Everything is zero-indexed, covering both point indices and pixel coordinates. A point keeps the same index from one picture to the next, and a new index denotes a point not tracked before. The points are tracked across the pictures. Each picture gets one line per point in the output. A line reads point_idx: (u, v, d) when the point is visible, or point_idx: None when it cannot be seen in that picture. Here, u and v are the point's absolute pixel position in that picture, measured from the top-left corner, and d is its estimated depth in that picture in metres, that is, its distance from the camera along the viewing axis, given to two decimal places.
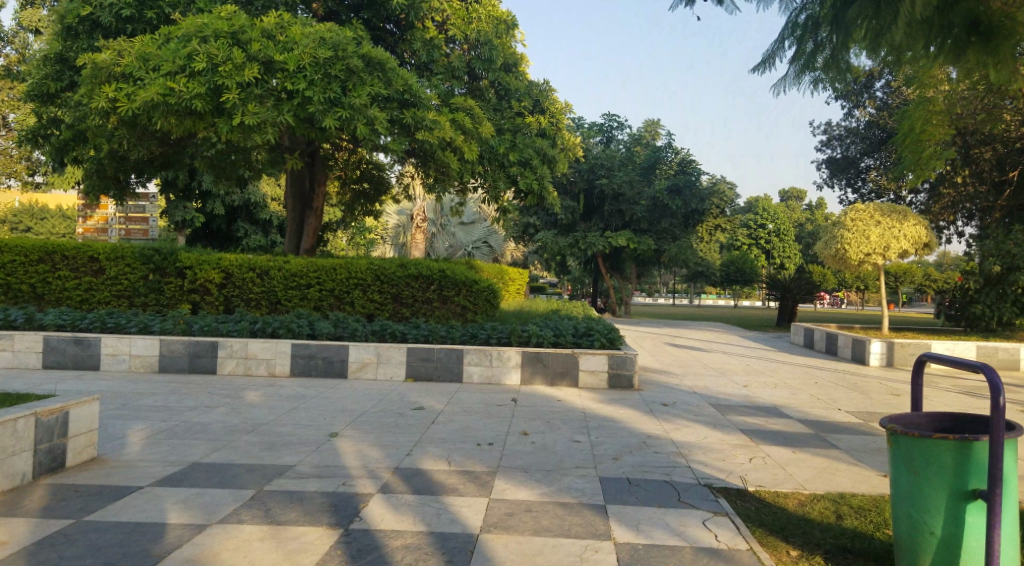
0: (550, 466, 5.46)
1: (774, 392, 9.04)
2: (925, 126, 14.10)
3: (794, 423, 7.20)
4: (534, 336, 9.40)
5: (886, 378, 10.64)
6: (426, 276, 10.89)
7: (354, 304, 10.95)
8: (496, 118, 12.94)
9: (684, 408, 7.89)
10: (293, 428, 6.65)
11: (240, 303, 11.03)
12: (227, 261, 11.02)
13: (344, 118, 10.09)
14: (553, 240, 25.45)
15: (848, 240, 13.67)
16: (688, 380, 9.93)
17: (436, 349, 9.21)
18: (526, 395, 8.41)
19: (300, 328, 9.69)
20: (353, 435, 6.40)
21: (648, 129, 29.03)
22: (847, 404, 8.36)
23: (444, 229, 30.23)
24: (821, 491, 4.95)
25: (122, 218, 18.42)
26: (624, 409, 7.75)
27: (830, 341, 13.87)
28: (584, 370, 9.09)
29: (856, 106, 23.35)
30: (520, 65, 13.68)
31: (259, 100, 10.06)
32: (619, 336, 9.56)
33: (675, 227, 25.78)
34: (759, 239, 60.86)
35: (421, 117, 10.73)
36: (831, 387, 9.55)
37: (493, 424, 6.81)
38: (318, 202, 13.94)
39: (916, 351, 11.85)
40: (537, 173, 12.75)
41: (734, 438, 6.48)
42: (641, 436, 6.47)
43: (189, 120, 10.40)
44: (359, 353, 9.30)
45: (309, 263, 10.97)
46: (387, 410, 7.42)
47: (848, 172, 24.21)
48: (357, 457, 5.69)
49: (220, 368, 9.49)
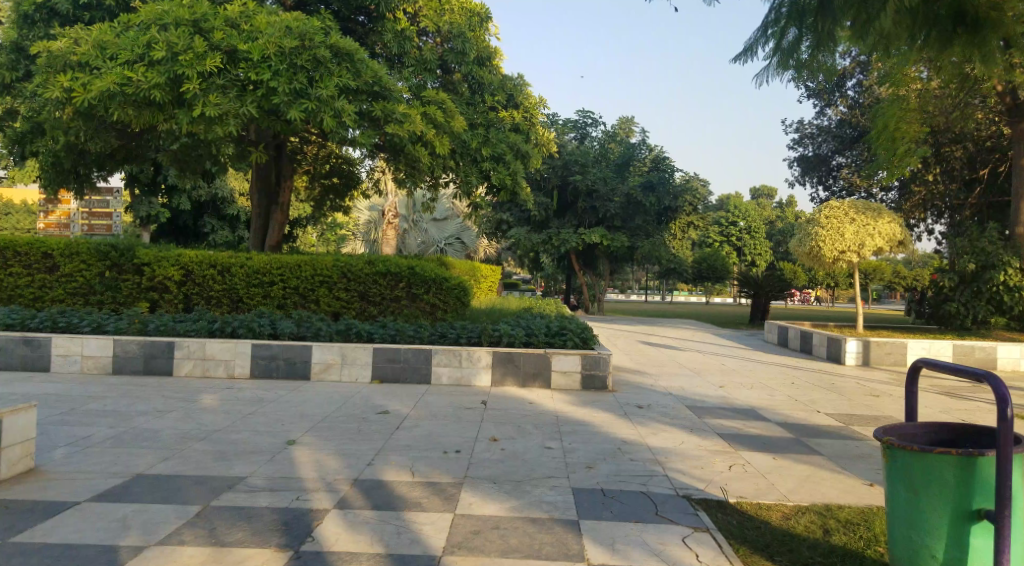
0: (520, 476, 5.16)
1: (751, 393, 8.85)
2: (899, 123, 14.12)
3: (771, 427, 7.00)
4: (506, 335, 9.11)
5: (861, 378, 10.52)
6: (394, 274, 10.53)
7: (318, 303, 10.56)
8: (469, 112, 12.55)
9: (659, 410, 7.65)
10: (247, 434, 6.26)
11: (200, 302, 10.56)
12: (187, 258, 10.53)
13: (310, 110, 9.67)
14: (526, 237, 25.24)
15: (823, 237, 13.59)
16: (663, 380, 9.70)
17: (403, 350, 8.86)
18: (497, 398, 8.11)
19: (262, 327, 9.25)
20: (311, 441, 6.03)
21: (621, 124, 28.72)
22: (825, 405, 8.19)
23: (416, 225, 29.85)
24: (804, 503, 4.73)
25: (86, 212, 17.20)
26: (598, 412, 7.48)
27: (804, 340, 13.77)
28: (557, 372, 8.81)
29: (828, 104, 23.49)
30: (493, 58, 13.33)
31: (221, 91, 9.61)
32: (593, 336, 9.28)
33: (649, 224, 25.67)
34: (731, 237, 61.28)
35: (391, 110, 10.36)
36: (807, 388, 9.39)
37: (461, 430, 6.49)
38: (284, 197, 13.52)
39: (892, 350, 11.76)
40: (510, 169, 12.50)
41: (712, 444, 6.24)
42: (615, 442, 6.19)
43: (154, 114, 9.85)
44: (324, 354, 8.91)
45: (272, 259, 10.55)
46: (349, 415, 7.05)
47: (820, 170, 24.31)
48: (315, 466, 5.33)
49: (177, 370, 8.98)
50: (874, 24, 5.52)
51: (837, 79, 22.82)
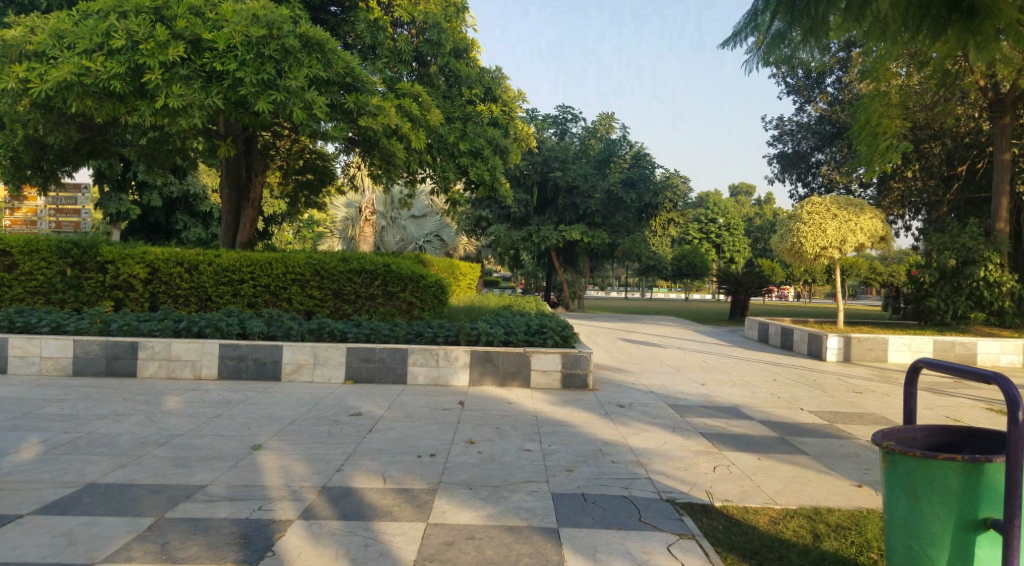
0: (497, 481, 4.92)
1: (734, 391, 8.69)
2: (882, 117, 14.04)
3: (756, 426, 6.82)
4: (483, 334, 8.86)
5: (843, 374, 10.40)
6: (369, 271, 10.25)
7: (291, 301, 10.23)
8: (446, 105, 12.28)
9: (641, 410, 7.45)
10: (211, 438, 5.95)
11: (167, 300, 10.21)
12: (153, 255, 10.14)
13: (278, 101, 9.35)
14: (504, 234, 24.96)
15: (804, 234, 13.52)
16: (644, 378, 9.51)
17: (377, 350, 8.58)
18: (475, 398, 7.85)
19: (230, 326, 8.90)
20: (279, 445, 5.74)
21: (603, 120, 28.41)
22: (809, 403, 8.05)
23: (393, 223, 29.54)
24: (793, 506, 4.56)
25: (52, 209, 16.86)
26: (578, 412, 7.26)
27: (786, 337, 13.66)
28: (536, 370, 8.58)
29: (808, 101, 23.54)
30: (470, 51, 13.04)
31: (185, 81, 9.26)
32: (572, 334, 9.05)
33: (629, 221, 25.55)
34: (709, 234, 61.53)
35: (364, 102, 10.04)
36: (791, 385, 9.24)
37: (437, 432, 6.24)
38: (255, 192, 13.16)
39: (873, 346, 11.71)
40: (489, 164, 12.22)
41: (695, 444, 6.04)
42: (596, 443, 5.97)
43: (117, 106, 9.61)
44: (295, 354, 8.61)
45: (242, 256, 10.21)
46: (320, 417, 6.76)
47: (800, 166, 24.34)
48: (281, 472, 5.04)
49: (140, 371, 8.63)
50: (870, 7, 5.44)
51: (816, 75, 23.10)
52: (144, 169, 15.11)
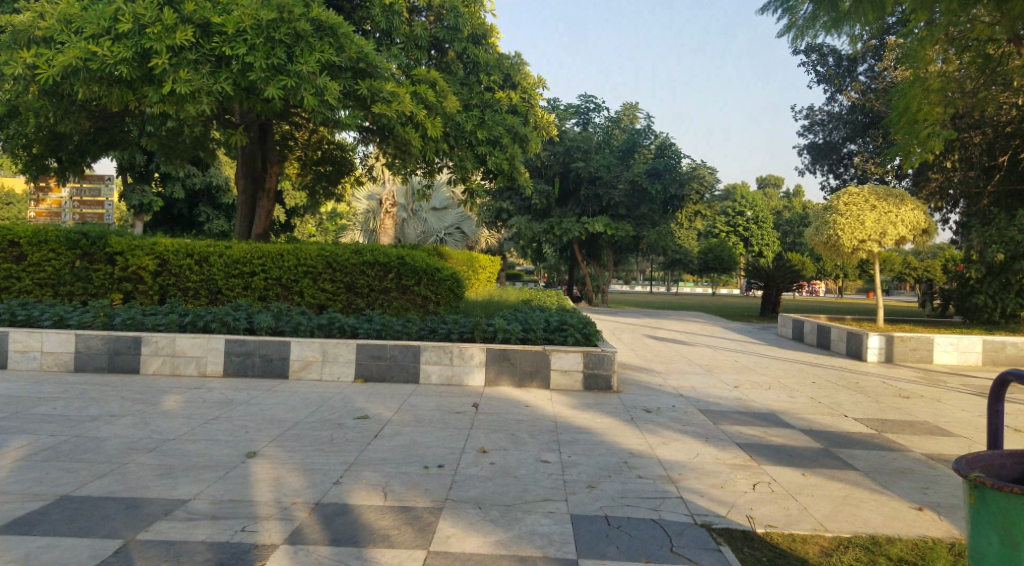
0: (511, 499, 4.42)
1: (769, 394, 8.10)
2: (923, 103, 12.85)
3: (796, 435, 6.23)
4: (500, 331, 8.35)
5: (886, 376, 9.73)
6: (382, 264, 9.81)
7: (302, 295, 9.81)
8: (463, 92, 11.74)
9: (670, 415, 6.89)
10: (204, 443, 5.53)
11: (176, 293, 9.83)
12: (163, 246, 9.80)
13: (289, 87, 8.92)
14: (527, 226, 24.51)
15: (841, 226, 12.78)
16: (673, 379, 8.94)
17: (389, 347, 8.12)
18: (490, 400, 7.35)
19: (236, 321, 8.51)
20: (275, 452, 5.30)
21: (627, 111, 27.45)
22: (853, 409, 7.43)
23: (416, 216, 28.78)
24: (847, 534, 4.00)
25: (76, 200, 16.31)
26: (601, 417, 6.72)
27: (822, 335, 12.99)
28: (556, 371, 8.06)
29: (839, 90, 22.60)
30: (490, 37, 12.47)
31: (193, 67, 8.85)
32: (595, 331, 8.48)
33: (655, 213, 24.74)
34: (737, 228, 60.32)
35: (378, 89, 9.58)
36: (831, 388, 8.60)
37: (447, 439, 5.75)
38: (270, 183, 12.71)
39: (917, 346, 11.00)
40: (507, 153, 11.65)
41: (731, 456, 5.49)
42: (621, 454, 5.44)
43: (128, 95, 9.26)
44: (303, 350, 8.19)
45: (253, 249, 9.81)
46: (323, 420, 6.32)
47: (831, 157, 23.47)
48: (271, 486, 4.59)
49: (143, 368, 8.27)
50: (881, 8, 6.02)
51: (847, 62, 22.25)
52: (161, 160, 14.80)
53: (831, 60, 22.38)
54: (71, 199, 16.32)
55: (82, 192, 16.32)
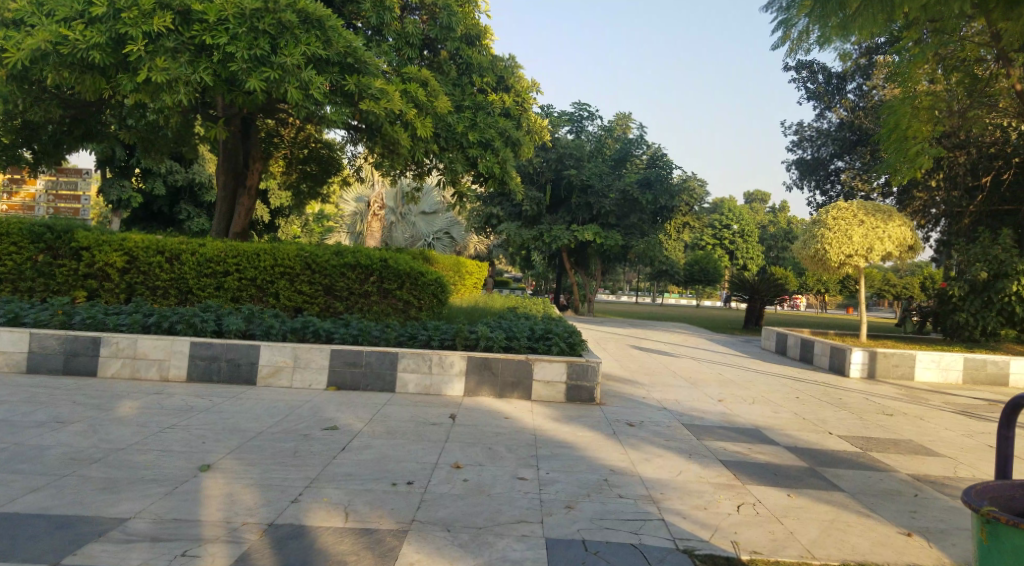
0: (482, 520, 4.18)
1: (754, 409, 7.92)
2: (911, 121, 12.89)
3: (782, 453, 6.04)
4: (482, 338, 8.11)
5: (870, 393, 9.59)
6: (363, 266, 9.54)
7: (278, 296, 9.50)
8: (455, 94, 11.51)
9: (653, 429, 6.69)
10: (157, 455, 5.24)
11: (144, 292, 9.50)
12: (132, 242, 9.46)
13: (273, 80, 8.65)
14: (515, 232, 24.26)
15: (829, 240, 12.69)
16: (656, 392, 8.74)
17: (365, 353, 7.86)
18: (468, 411, 7.09)
19: (203, 323, 8.19)
20: (232, 466, 5.02)
21: (621, 120, 27.17)
22: (839, 426, 7.25)
23: (404, 220, 28.81)
24: (836, 562, 3.78)
25: (52, 193, 15.87)
26: (582, 430, 6.49)
27: (807, 349, 12.85)
28: (538, 381, 7.83)
29: (829, 107, 22.65)
30: (483, 39, 12.31)
31: (172, 55, 8.54)
32: (580, 341, 8.28)
33: (645, 223, 24.64)
34: (723, 240, 60.47)
35: (366, 85, 9.34)
36: (816, 404, 8.44)
37: (419, 453, 5.49)
38: (251, 181, 12.37)
39: (899, 362, 10.86)
40: (499, 157, 11.38)
41: (714, 475, 5.28)
42: (600, 471, 5.22)
43: (102, 87, 8.99)
44: (273, 355, 7.89)
45: (228, 247, 9.48)
46: (289, 431, 6.03)
47: (818, 173, 23.46)
48: (224, 504, 4.31)
49: (101, 370, 7.93)
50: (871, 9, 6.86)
51: (837, 80, 22.24)
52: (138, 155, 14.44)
53: (822, 76, 22.60)
54: (47, 194, 15.89)
55: (58, 186, 15.87)
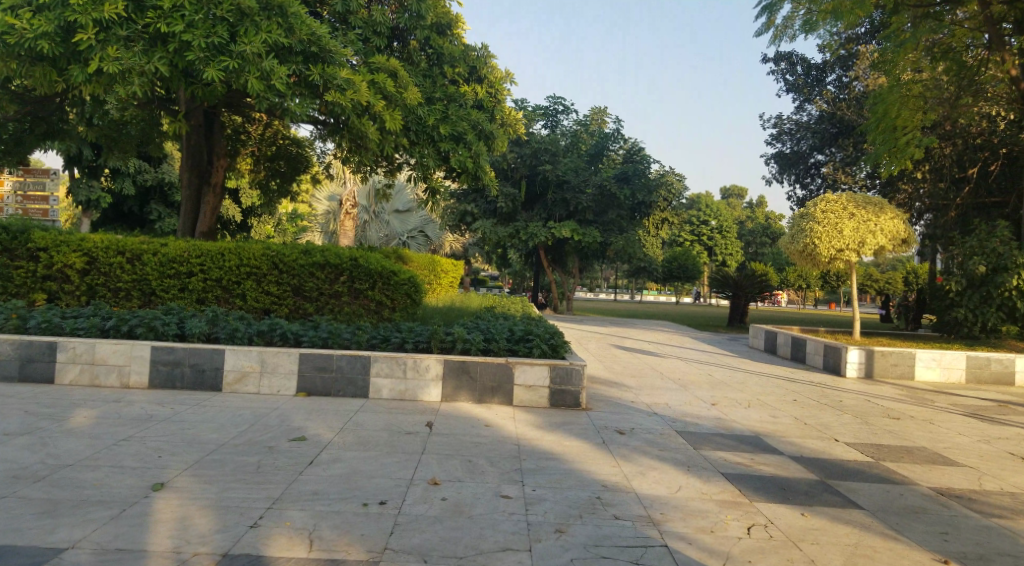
0: (463, 549, 3.66)
1: (751, 414, 7.47)
2: (900, 110, 12.28)
3: (788, 463, 5.57)
4: (459, 341, 7.58)
5: (867, 394, 9.18)
6: (333, 265, 8.98)
7: (245, 298, 8.91)
8: (425, 85, 10.92)
9: (647, 437, 6.21)
10: (105, 470, 4.64)
11: (105, 294, 8.84)
12: (91, 242, 8.81)
13: (231, 70, 8.08)
14: (492, 230, 23.71)
15: (819, 234, 12.29)
16: (646, 395, 8.27)
17: (335, 357, 7.31)
18: (445, 419, 6.56)
19: (165, 327, 7.58)
20: (186, 483, 4.44)
21: (594, 114, 26.38)
22: (842, 432, 6.82)
23: (377, 218, 27.88)
24: None
25: (20, 194, 14.71)
26: (570, 439, 5.99)
27: (797, 348, 12.45)
28: (520, 386, 7.32)
29: (808, 99, 22.38)
30: (454, 27, 11.70)
31: (125, 44, 7.95)
32: (563, 343, 7.77)
33: (622, 219, 24.34)
34: (701, 237, 60.37)
35: (331, 75, 8.78)
36: (815, 407, 7.99)
37: (393, 467, 4.97)
38: (217, 178, 11.71)
39: (898, 361, 10.51)
40: (472, 150, 10.76)
41: (719, 491, 4.80)
42: (592, 487, 4.71)
43: (56, 83, 8.37)
44: (238, 360, 7.32)
45: (191, 246, 8.88)
46: (252, 442, 5.46)
47: (798, 166, 23.08)
48: (174, 530, 3.75)
49: (59, 377, 7.31)
50: None
51: (817, 72, 22.15)
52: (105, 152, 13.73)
53: (801, 68, 22.38)
54: (13, 194, 14.72)
55: (26, 186, 14.74)
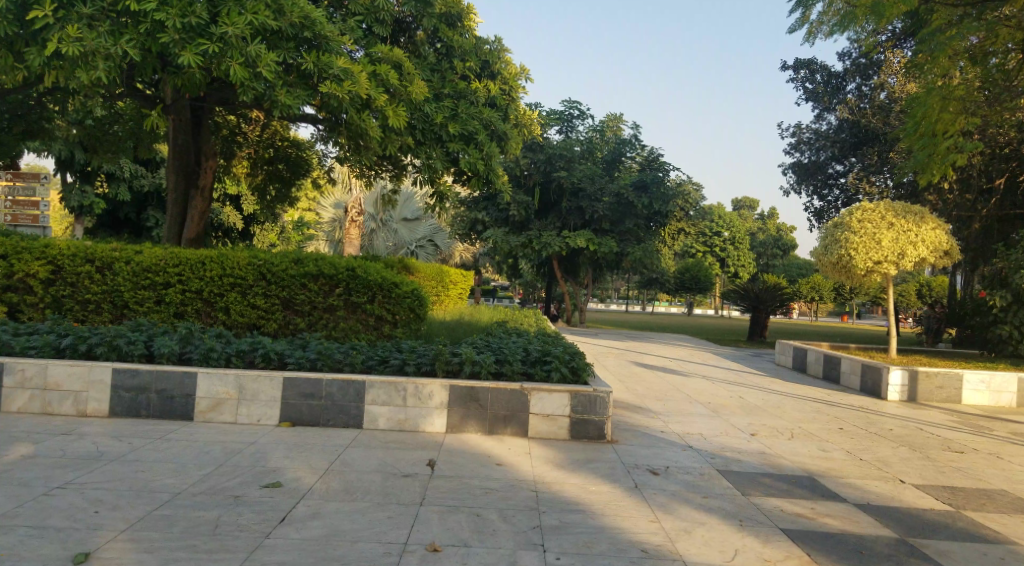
0: None
1: (796, 447, 6.58)
2: (940, 114, 11.06)
3: (855, 515, 4.68)
4: (467, 362, 6.71)
5: (917, 420, 8.26)
6: (327, 275, 8.12)
7: (229, 312, 8.06)
8: (433, 79, 10.08)
9: (685, 479, 5.33)
10: (19, 534, 3.77)
11: (72, 307, 8.03)
12: (57, 248, 8.00)
13: (211, 54, 7.27)
14: (503, 239, 22.83)
15: (856, 245, 11.42)
16: (675, 423, 7.38)
17: (325, 382, 6.46)
18: (451, 455, 5.68)
19: (131, 346, 6.74)
20: (118, 555, 3.58)
21: (610, 119, 25.62)
22: (907, 470, 5.92)
23: (384, 226, 27.07)
24: None
25: (8, 200, 13.81)
26: (596, 483, 5.12)
27: (830, 366, 11.54)
28: (536, 415, 6.46)
29: (828, 109, 21.55)
30: (467, 19, 10.86)
31: (89, 24, 7.17)
32: (584, 364, 6.86)
33: (640, 229, 23.57)
34: (712, 248, 59.53)
35: (327, 64, 7.96)
36: (866, 439, 7.09)
37: (385, 526, 4.10)
38: (206, 179, 10.84)
39: (944, 384, 9.60)
40: (483, 152, 9.88)
41: (783, 555, 3.92)
42: (630, 554, 3.83)
43: (17, 68, 7.62)
44: (213, 386, 6.46)
45: (168, 254, 8.03)
46: (215, 491, 4.60)
47: (817, 177, 22.20)
48: None
49: (5, 405, 6.46)
50: None
51: (835, 80, 21.16)
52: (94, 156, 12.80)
53: (820, 76, 21.45)
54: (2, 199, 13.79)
55: (16, 191, 13.78)
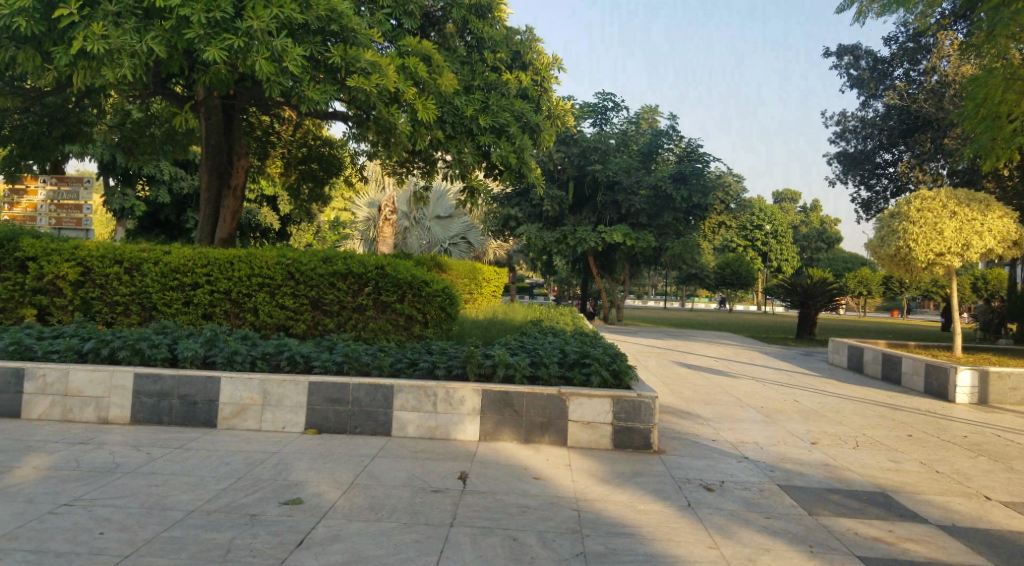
0: None
1: (862, 457, 5.99)
2: (1002, 94, 10.08)
3: (941, 541, 4.13)
4: (501, 365, 6.29)
5: (992, 426, 7.56)
6: (356, 275, 7.77)
7: (258, 313, 7.77)
8: (463, 72, 9.68)
9: (742, 495, 4.82)
10: (18, 559, 3.46)
11: (102, 309, 7.82)
12: (85, 249, 7.79)
13: (236, 49, 6.94)
14: (537, 235, 22.34)
15: (915, 235, 10.68)
16: (726, 430, 6.84)
17: (352, 387, 6.10)
18: (484, 467, 5.26)
19: (154, 350, 6.49)
20: None
21: (645, 111, 24.97)
22: (991, 485, 5.31)
23: (417, 224, 27.07)
24: None
25: (53, 205, 13.77)
26: (644, 500, 4.64)
27: (890, 366, 10.82)
28: (575, 422, 6.01)
29: (873, 96, 20.54)
30: (498, 9, 10.40)
31: (115, 20, 6.93)
32: (626, 367, 6.38)
33: (676, 222, 22.73)
34: (754, 242, 58.18)
35: (355, 57, 7.59)
36: (938, 447, 6.46)
37: (411, 551, 3.69)
38: (238, 179, 10.59)
39: (1018, 384, 8.88)
40: (516, 144, 9.36)
41: None
42: None
43: (45, 71, 7.44)
44: (236, 391, 6.15)
45: (197, 254, 7.78)
46: (233, 508, 4.25)
47: (864, 167, 21.22)
48: None
49: (26, 411, 6.24)
50: None
51: (882, 65, 20.28)
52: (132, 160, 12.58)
53: (866, 62, 20.59)
54: (47, 203, 13.78)
55: (60, 195, 13.78)
